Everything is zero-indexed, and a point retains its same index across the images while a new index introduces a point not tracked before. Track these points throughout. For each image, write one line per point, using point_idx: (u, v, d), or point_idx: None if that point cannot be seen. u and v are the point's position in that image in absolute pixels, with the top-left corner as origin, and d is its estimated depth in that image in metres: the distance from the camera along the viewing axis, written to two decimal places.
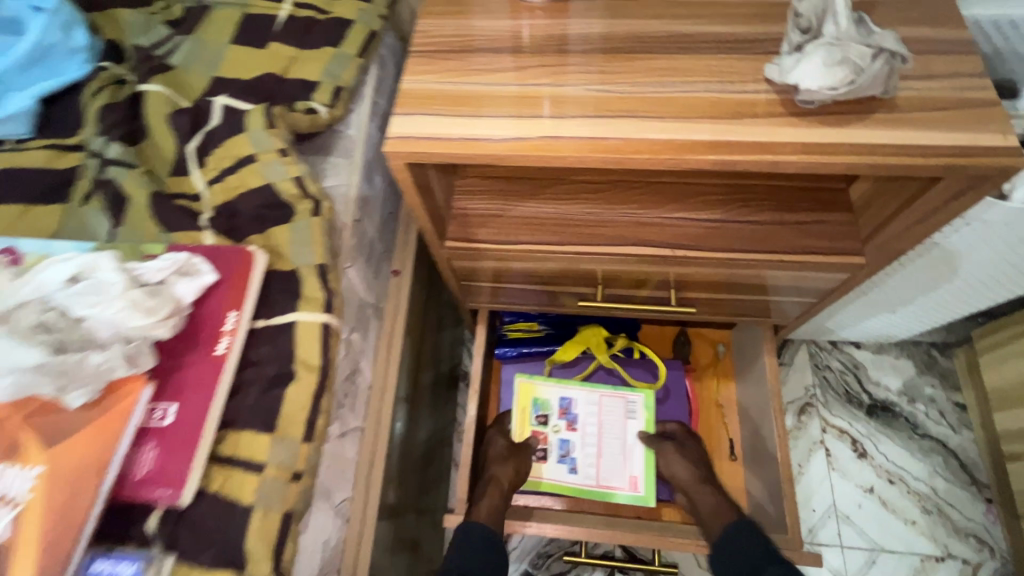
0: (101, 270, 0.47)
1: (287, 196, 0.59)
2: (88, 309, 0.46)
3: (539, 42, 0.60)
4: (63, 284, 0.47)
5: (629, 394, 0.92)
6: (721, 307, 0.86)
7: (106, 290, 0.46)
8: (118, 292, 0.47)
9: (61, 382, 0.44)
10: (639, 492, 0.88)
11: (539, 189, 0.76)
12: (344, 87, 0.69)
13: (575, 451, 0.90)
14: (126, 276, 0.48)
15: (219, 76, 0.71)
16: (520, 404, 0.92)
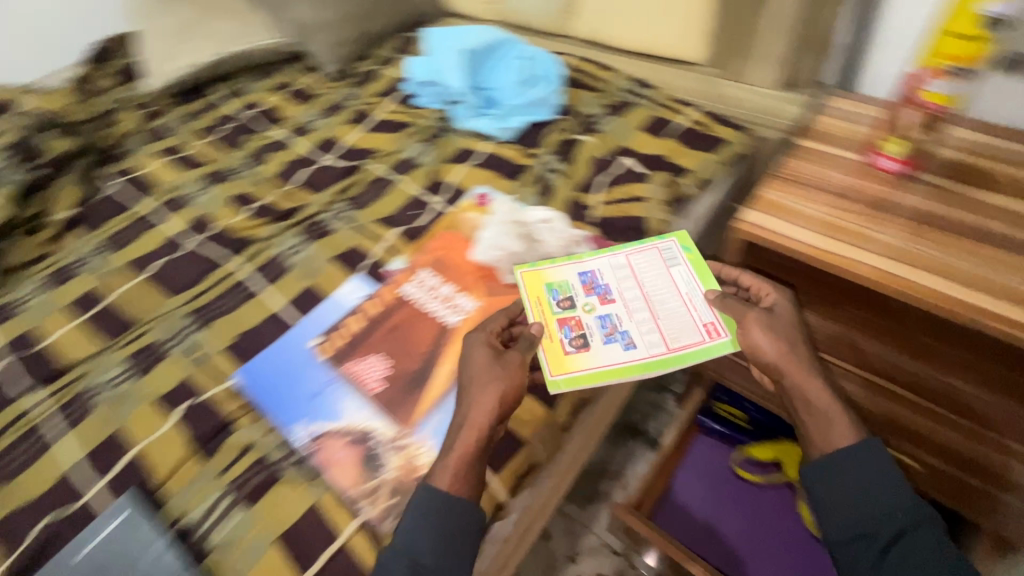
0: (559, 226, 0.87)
1: (651, 229, 0.90)
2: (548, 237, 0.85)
3: (873, 199, 0.81)
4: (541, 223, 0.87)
5: (661, 242, 0.87)
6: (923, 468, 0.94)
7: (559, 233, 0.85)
8: (565, 237, 0.85)
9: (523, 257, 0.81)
10: (722, 336, 0.77)
11: (820, 303, 0.90)
12: (707, 179, 0.99)
13: (623, 323, 0.78)
14: (570, 233, 0.85)
15: (626, 145, 1.09)
16: (533, 295, 0.80)
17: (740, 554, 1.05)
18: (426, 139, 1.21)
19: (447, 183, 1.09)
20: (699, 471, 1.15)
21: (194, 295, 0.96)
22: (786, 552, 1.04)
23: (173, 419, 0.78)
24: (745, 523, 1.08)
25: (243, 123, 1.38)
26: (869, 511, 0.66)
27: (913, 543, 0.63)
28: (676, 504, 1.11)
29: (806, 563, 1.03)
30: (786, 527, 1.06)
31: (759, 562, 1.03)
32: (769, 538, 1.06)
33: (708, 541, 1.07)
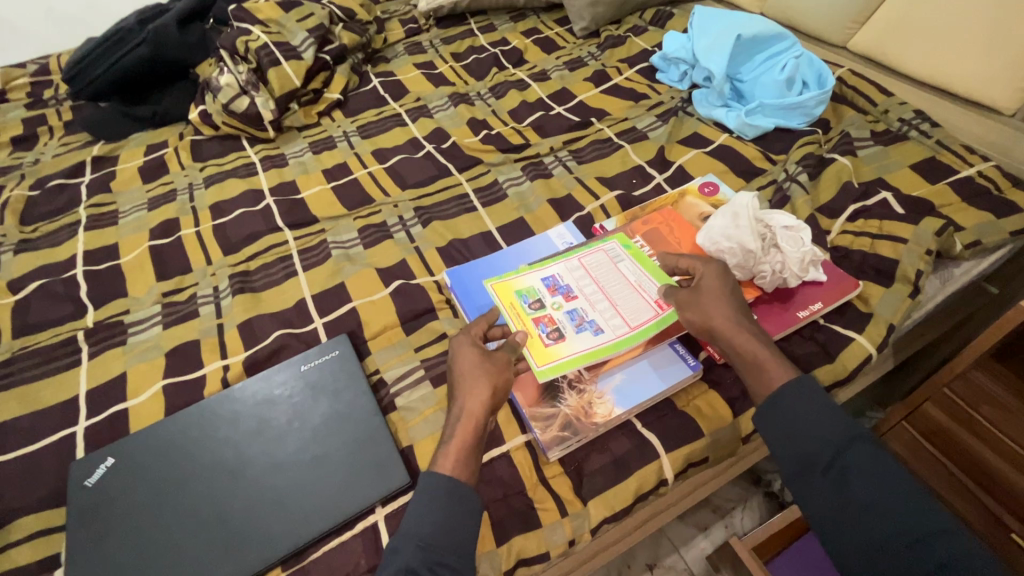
0: (803, 237, 0.78)
1: (899, 274, 0.80)
2: (790, 244, 0.77)
3: None
4: (784, 227, 0.79)
5: (605, 247, 0.84)
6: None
7: (800, 244, 0.77)
8: (803, 251, 0.76)
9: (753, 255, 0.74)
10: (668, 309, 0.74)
11: None
12: (984, 242, 0.85)
13: (589, 313, 0.74)
14: (811, 249, 0.78)
15: (888, 178, 0.97)
16: (504, 301, 0.75)
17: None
18: (661, 115, 1.19)
19: (673, 163, 1.07)
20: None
21: (421, 193, 1.06)
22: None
23: (386, 290, 0.88)
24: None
25: (489, 57, 1.47)
26: (809, 435, 0.57)
27: (861, 472, 0.54)
28: (795, 559, 0.99)
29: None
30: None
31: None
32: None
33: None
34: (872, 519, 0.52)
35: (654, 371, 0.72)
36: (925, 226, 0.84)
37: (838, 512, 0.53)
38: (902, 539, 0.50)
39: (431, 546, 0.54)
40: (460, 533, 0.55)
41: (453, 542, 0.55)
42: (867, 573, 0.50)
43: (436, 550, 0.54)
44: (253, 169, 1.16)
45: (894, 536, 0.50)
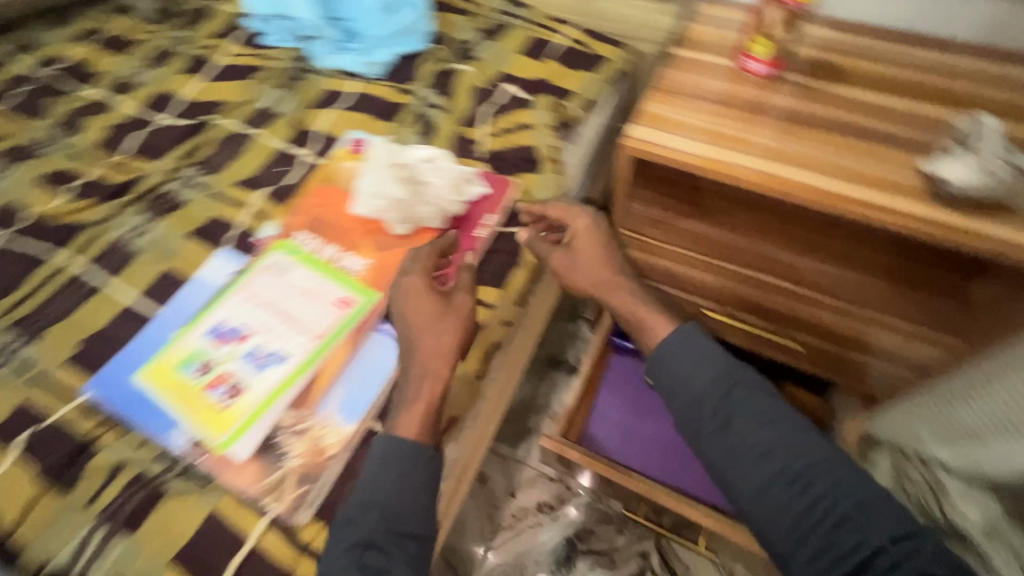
0: (445, 162, 0.77)
1: (543, 156, 0.86)
2: (436, 177, 0.75)
3: (748, 105, 0.82)
4: (425, 160, 0.77)
5: (269, 258, 0.73)
6: (822, 357, 0.97)
7: (446, 171, 0.76)
8: (450, 176, 0.76)
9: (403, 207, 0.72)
10: (357, 299, 0.69)
11: (704, 209, 0.93)
12: (592, 99, 0.96)
13: (266, 346, 0.66)
14: (457, 170, 0.77)
15: (506, 71, 1.02)
16: (169, 387, 0.65)
17: (662, 453, 1.14)
18: (284, 85, 1.05)
19: (315, 132, 0.96)
20: (618, 387, 1.21)
21: (15, 302, 0.78)
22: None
23: (12, 453, 0.63)
24: (665, 426, 1.16)
25: (41, 84, 1.10)
26: (691, 379, 0.62)
27: (735, 408, 0.60)
28: (603, 421, 1.18)
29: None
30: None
31: (678, 458, 1.13)
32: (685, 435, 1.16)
33: (634, 449, 1.15)
34: (750, 458, 0.58)
35: (369, 364, 0.66)
36: (546, 107, 0.92)
37: (723, 451, 0.59)
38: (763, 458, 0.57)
39: (395, 518, 0.54)
40: (413, 496, 0.55)
41: (411, 509, 0.55)
42: (750, 502, 0.57)
43: (398, 521, 0.54)
44: None
45: (757, 454, 0.58)
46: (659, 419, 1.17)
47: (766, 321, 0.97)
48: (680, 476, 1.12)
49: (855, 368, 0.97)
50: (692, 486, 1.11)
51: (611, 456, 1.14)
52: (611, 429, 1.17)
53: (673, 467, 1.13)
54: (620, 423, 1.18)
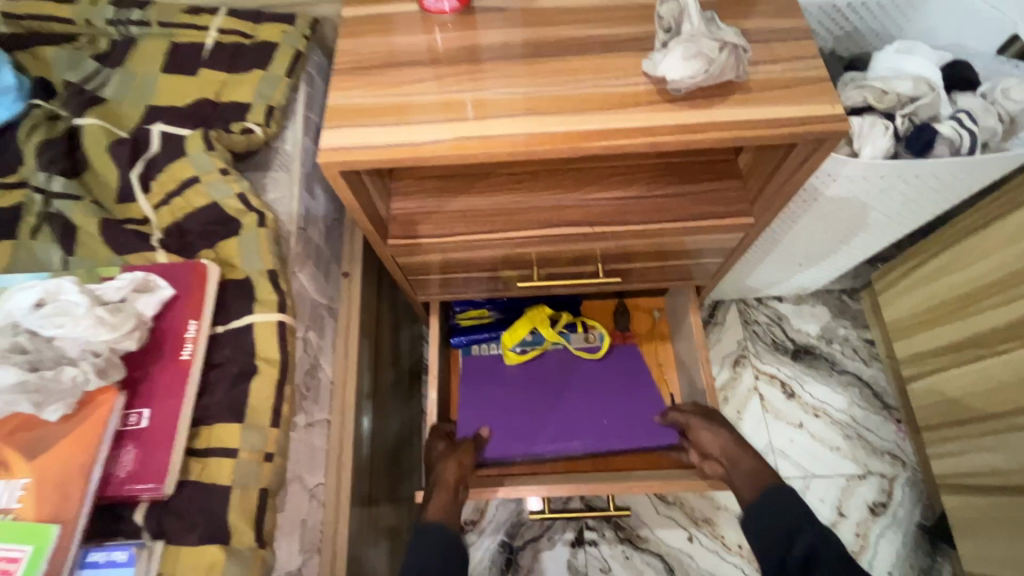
0: (66, 293, 0.51)
1: (234, 211, 0.64)
2: (57, 328, 0.50)
3: (452, 54, 0.68)
4: (30, 309, 0.50)
5: None
6: (650, 274, 0.95)
7: (72, 310, 0.50)
8: (85, 302, 0.51)
9: (53, 396, 0.49)
10: (17, 557, 0.45)
11: (469, 184, 0.84)
12: (274, 106, 0.74)
13: None
14: (89, 296, 0.52)
15: (152, 105, 0.75)
16: None
17: (561, 423, 1.02)
18: None
19: None
20: (487, 378, 1.07)
21: None
22: (594, 394, 1.05)
23: None
24: (551, 395, 1.05)
25: None
26: (776, 523, 0.75)
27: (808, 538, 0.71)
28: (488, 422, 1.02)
29: (611, 391, 1.05)
30: (582, 374, 1.07)
31: (579, 420, 1.02)
32: (575, 394, 1.05)
33: (509, 436, 1.01)
34: None
35: None
36: (215, 141, 0.68)
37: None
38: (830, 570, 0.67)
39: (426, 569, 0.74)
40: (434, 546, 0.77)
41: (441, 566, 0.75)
42: None
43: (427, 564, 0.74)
44: None
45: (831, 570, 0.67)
46: (543, 390, 1.05)
47: (586, 266, 0.91)
48: (589, 437, 1.00)
49: (678, 270, 0.95)
50: (605, 441, 1.00)
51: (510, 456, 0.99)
52: (500, 425, 1.03)
53: (578, 432, 1.01)
54: (506, 414, 1.03)
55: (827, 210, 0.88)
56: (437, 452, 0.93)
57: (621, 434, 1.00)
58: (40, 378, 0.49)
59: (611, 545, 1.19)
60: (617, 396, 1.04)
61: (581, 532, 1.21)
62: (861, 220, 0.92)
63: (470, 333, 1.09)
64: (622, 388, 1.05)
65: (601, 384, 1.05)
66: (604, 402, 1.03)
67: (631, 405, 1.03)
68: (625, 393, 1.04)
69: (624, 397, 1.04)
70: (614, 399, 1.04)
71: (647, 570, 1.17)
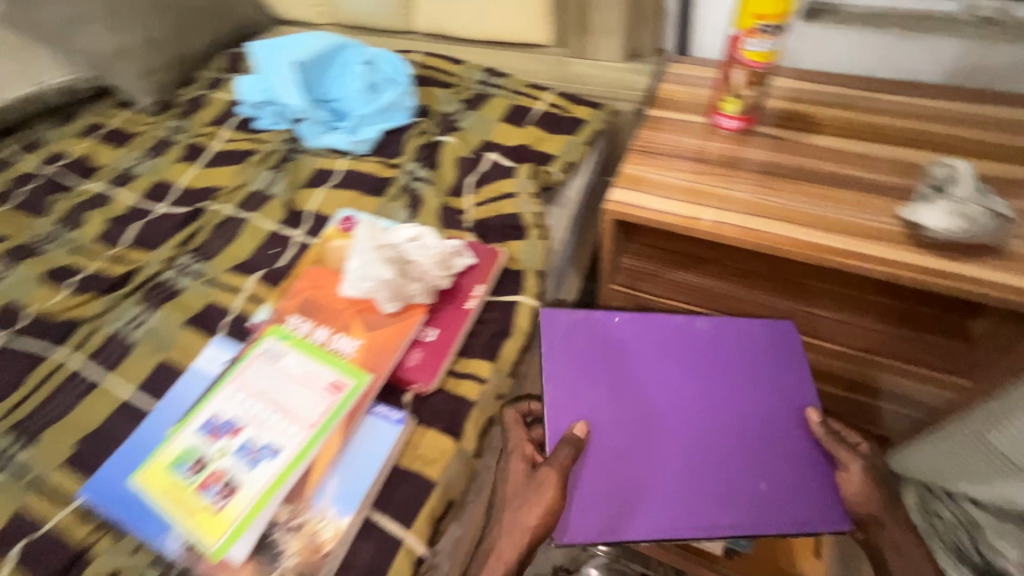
0: (429, 239, 0.79)
1: (527, 222, 0.87)
2: (419, 255, 0.76)
3: (726, 160, 0.84)
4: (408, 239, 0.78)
5: (261, 345, 0.73)
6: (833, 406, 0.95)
7: (430, 248, 0.77)
8: (436, 252, 0.77)
9: (389, 288, 0.73)
10: (346, 383, 0.68)
11: (693, 263, 0.97)
12: (572, 162, 0.98)
13: (261, 438, 0.65)
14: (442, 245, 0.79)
15: (489, 140, 1.06)
16: (156, 491, 0.63)
17: (699, 494, 0.68)
18: (276, 166, 1.09)
19: (306, 211, 0.99)
20: (584, 388, 0.73)
21: (10, 404, 0.79)
22: (737, 447, 0.72)
23: (6, 566, 0.63)
24: (677, 434, 0.72)
25: (46, 181, 1.16)
26: None
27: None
28: (592, 473, 0.68)
29: (767, 447, 0.72)
30: (719, 399, 0.75)
31: (721, 490, 0.69)
32: (712, 445, 0.71)
33: (610, 480, 0.68)
34: None
35: (364, 452, 0.65)
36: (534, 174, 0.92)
37: None
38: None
39: None
40: None
41: None
42: None
43: None
44: None
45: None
46: (667, 430, 0.72)
47: None
48: (741, 511, 0.67)
49: (864, 413, 0.94)
50: (769, 522, 0.67)
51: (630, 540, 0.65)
52: (599, 459, 0.69)
53: (724, 506, 0.68)
54: (614, 462, 0.69)
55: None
56: (517, 481, 0.65)
57: (784, 505, 0.68)
58: (399, 278, 0.74)
59: None
60: (779, 456, 0.71)
61: None
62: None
63: None
64: (784, 443, 0.72)
65: (763, 434, 0.72)
66: (759, 465, 0.70)
67: (801, 468, 0.71)
68: (787, 446, 0.72)
69: (786, 451, 0.72)
70: (776, 460, 0.71)
71: None
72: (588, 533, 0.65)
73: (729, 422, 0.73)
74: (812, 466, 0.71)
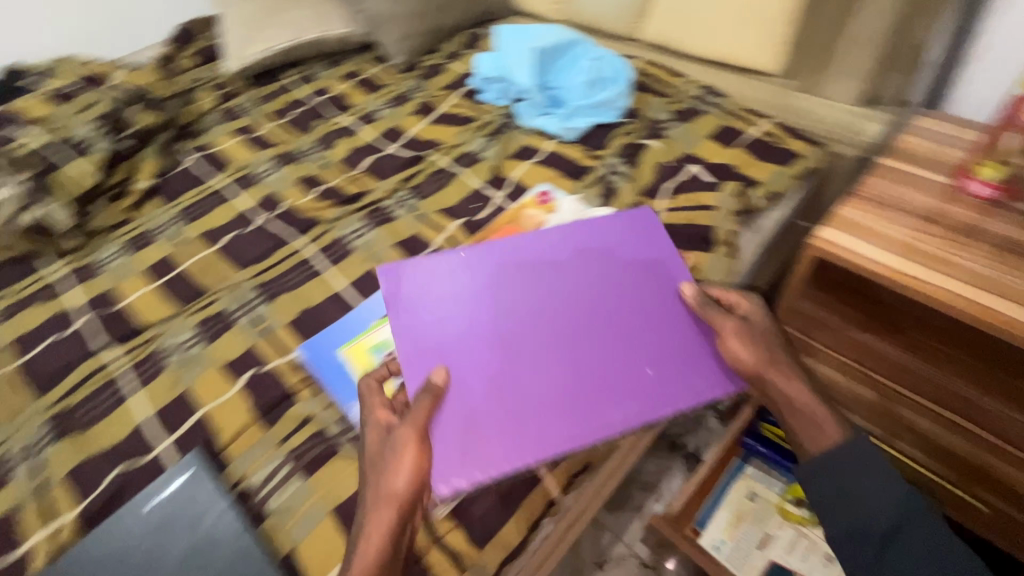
0: (626, 228, 0.86)
1: (717, 238, 0.88)
2: (616, 239, 0.83)
3: (960, 226, 0.77)
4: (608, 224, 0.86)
5: None
6: (1009, 527, 0.85)
7: (627, 236, 0.84)
8: (630, 243, 0.82)
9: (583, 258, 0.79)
10: None
11: (885, 328, 0.89)
12: (776, 193, 0.96)
13: None
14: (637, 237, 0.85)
15: (692, 152, 1.07)
16: (360, 362, 0.81)
17: (549, 392, 0.68)
18: (490, 135, 1.22)
19: (509, 179, 1.10)
20: (454, 338, 0.71)
21: (259, 269, 1.00)
22: (528, 304, 0.75)
23: (236, 386, 0.81)
24: (521, 336, 0.72)
25: (312, 108, 1.42)
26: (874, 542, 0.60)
27: (837, 483, 0.62)
28: (481, 417, 0.65)
29: (519, 273, 0.78)
30: (550, 285, 0.77)
31: (570, 373, 0.70)
32: (522, 308, 0.75)
33: (518, 429, 0.65)
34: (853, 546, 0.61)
35: None
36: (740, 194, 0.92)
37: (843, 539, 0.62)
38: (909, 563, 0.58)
39: None
40: None
41: None
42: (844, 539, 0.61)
43: None
44: (57, 290, 1.01)
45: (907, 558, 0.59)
46: (446, 300, 0.74)
47: (942, 465, 0.87)
48: (627, 408, 0.67)
49: None
50: (629, 404, 0.68)
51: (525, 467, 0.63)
52: (502, 421, 0.66)
53: (602, 402, 0.68)
54: (486, 373, 0.69)
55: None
56: (377, 445, 0.61)
57: (674, 385, 0.70)
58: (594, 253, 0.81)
59: None
60: (584, 316, 0.74)
61: None
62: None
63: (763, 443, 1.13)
64: (557, 289, 0.76)
65: (537, 303, 0.75)
66: (584, 335, 0.73)
67: (645, 332, 0.73)
68: (551, 287, 0.77)
69: (644, 323, 0.74)
70: (584, 323, 0.74)
71: None
72: (467, 481, 0.61)
73: (502, 308, 0.74)
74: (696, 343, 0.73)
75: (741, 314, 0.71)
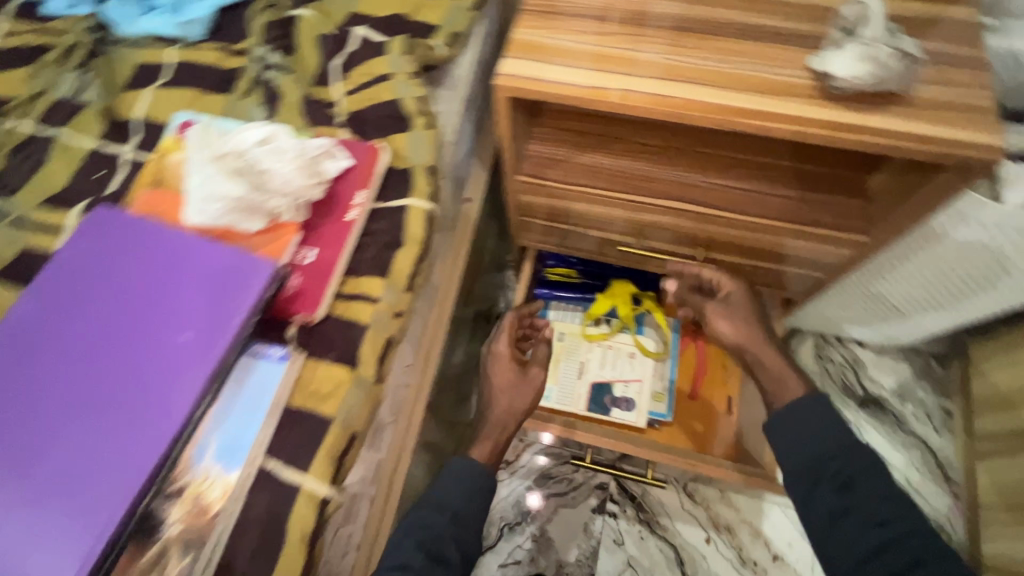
0: (284, 138, 0.65)
1: (410, 111, 0.74)
2: (273, 162, 0.63)
3: (621, 15, 0.73)
4: (258, 143, 0.64)
5: None
6: (743, 274, 0.99)
7: (285, 153, 0.64)
8: (295, 159, 0.64)
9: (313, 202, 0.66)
10: None
11: (603, 143, 0.90)
12: (459, 33, 0.83)
13: None
14: (298, 144, 0.65)
15: (355, 11, 0.86)
16: None
17: (100, 433, 0.53)
18: (81, 63, 0.85)
19: (133, 120, 0.79)
20: None
21: None
22: (50, 362, 0.56)
23: None
24: (65, 404, 0.54)
25: None
26: (913, 515, 0.75)
27: (860, 477, 0.77)
28: (41, 525, 0.50)
29: (34, 336, 0.57)
30: (59, 334, 0.57)
31: (122, 398, 0.54)
32: (31, 381, 0.55)
33: (111, 492, 0.50)
34: (871, 527, 0.74)
35: (247, 400, 0.57)
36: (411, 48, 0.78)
37: (862, 519, 0.75)
38: (860, 544, 0.74)
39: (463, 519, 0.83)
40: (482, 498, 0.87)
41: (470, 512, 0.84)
42: (843, 513, 0.76)
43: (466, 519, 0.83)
44: None
45: (874, 543, 0.73)
46: None
47: (687, 249, 0.96)
48: (201, 367, 0.55)
49: (773, 278, 0.98)
50: (210, 351, 0.56)
51: (147, 483, 0.51)
52: (93, 501, 0.50)
53: (170, 384, 0.54)
54: (40, 475, 0.52)
55: (1008, 289, 0.92)
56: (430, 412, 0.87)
57: (202, 302, 0.58)
58: (254, 194, 0.62)
59: (630, 523, 1.25)
60: (111, 335, 0.57)
61: (603, 501, 1.26)
62: (991, 271, 0.89)
63: (553, 286, 1.19)
64: (91, 329, 0.57)
65: (71, 363, 0.56)
66: (127, 351, 0.56)
67: (183, 287, 0.58)
68: (67, 329, 0.57)
69: (170, 284, 0.59)
70: (116, 338, 0.57)
71: (658, 555, 1.22)
72: (88, 555, 0.48)
73: (25, 399, 0.54)
74: (192, 244, 0.60)
75: (724, 296, 0.94)
